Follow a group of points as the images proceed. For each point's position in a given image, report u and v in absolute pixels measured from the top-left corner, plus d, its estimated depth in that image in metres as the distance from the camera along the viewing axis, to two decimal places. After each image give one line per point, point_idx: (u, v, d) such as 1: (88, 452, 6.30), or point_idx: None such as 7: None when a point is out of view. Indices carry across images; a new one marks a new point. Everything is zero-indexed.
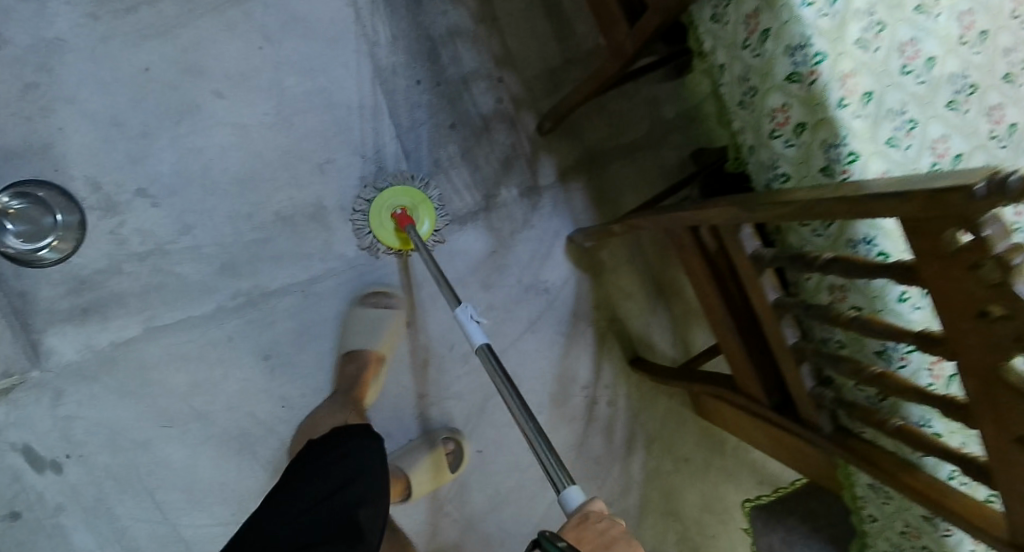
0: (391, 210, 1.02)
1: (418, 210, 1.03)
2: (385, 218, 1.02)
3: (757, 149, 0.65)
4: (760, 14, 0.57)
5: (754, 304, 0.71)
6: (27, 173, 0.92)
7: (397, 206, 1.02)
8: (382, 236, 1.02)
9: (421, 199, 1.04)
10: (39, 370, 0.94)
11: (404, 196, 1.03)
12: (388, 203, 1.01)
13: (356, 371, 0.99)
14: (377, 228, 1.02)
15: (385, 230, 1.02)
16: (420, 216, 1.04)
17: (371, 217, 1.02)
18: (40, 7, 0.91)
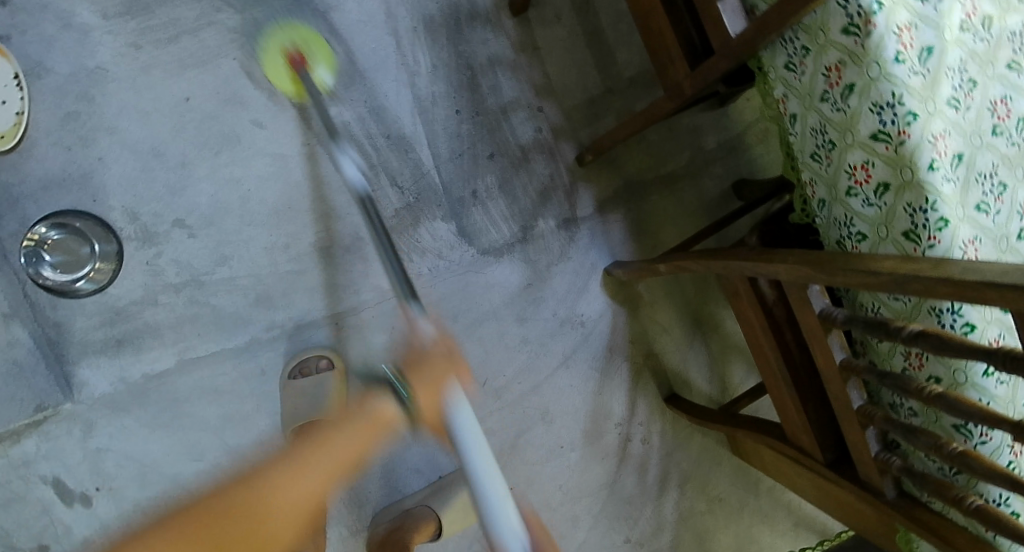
0: (282, 50, 0.96)
1: (311, 49, 0.96)
2: (274, 57, 0.96)
3: (829, 203, 0.62)
4: (844, 67, 0.53)
5: (817, 362, 0.68)
6: (66, 204, 0.91)
7: (288, 46, 0.96)
8: (274, 79, 0.96)
9: (311, 34, 0.96)
10: (72, 402, 0.93)
11: (294, 36, 0.96)
12: (277, 43, 0.95)
13: (313, 439, 0.88)
14: (266, 62, 0.96)
15: (276, 71, 0.96)
16: (315, 52, 0.96)
17: (262, 57, 0.96)
18: (83, 37, 0.91)
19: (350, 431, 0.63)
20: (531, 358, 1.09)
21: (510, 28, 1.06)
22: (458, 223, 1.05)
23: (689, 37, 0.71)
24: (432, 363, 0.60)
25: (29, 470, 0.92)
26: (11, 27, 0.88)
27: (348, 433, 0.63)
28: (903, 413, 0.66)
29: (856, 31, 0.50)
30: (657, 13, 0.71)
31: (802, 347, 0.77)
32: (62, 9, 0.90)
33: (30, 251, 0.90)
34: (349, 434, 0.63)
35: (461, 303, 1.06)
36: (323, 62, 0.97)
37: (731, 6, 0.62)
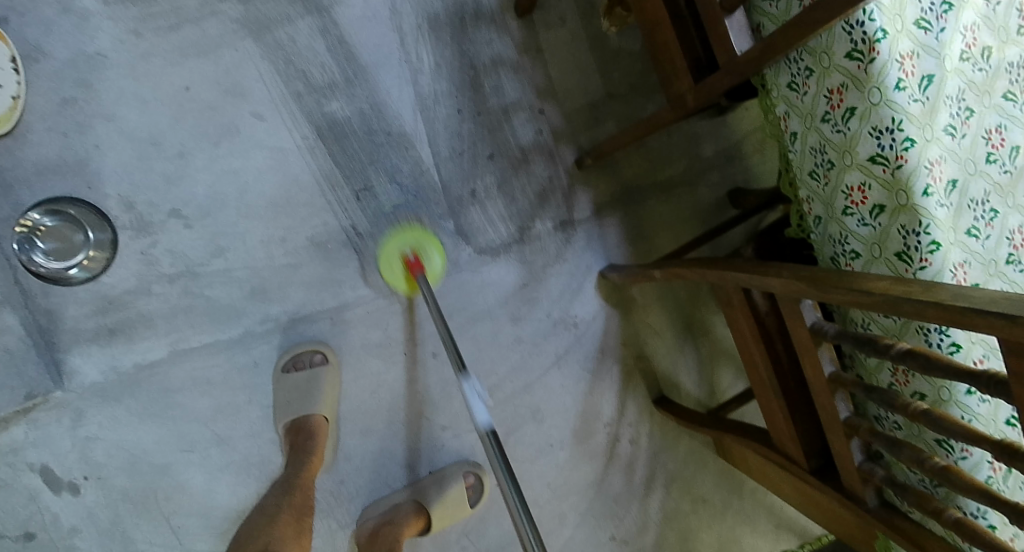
0: (400, 254, 1.01)
1: (425, 247, 1.03)
2: (393, 261, 1.02)
3: (825, 220, 0.64)
4: (846, 91, 0.55)
5: (806, 373, 0.70)
6: (60, 190, 0.90)
7: (405, 249, 1.01)
8: (393, 284, 1.03)
9: (425, 235, 1.03)
10: (62, 391, 0.92)
11: (411, 238, 1.03)
12: (395, 251, 1.02)
13: (303, 440, 0.91)
14: (387, 276, 1.02)
15: (395, 276, 1.02)
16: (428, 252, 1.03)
17: (381, 265, 1.02)
18: (82, 22, 0.90)
19: None
20: (524, 358, 1.10)
21: (514, 29, 1.06)
22: (456, 222, 1.05)
23: (695, 51, 0.72)
24: None
25: (16, 457, 0.92)
26: (9, 8, 0.88)
27: None
28: (888, 426, 0.68)
29: (860, 57, 0.52)
30: (665, 26, 0.72)
31: (792, 358, 0.79)
32: None
33: (23, 237, 0.89)
34: None
35: (457, 301, 1.06)
36: (436, 257, 1.04)
37: (737, 23, 0.63)
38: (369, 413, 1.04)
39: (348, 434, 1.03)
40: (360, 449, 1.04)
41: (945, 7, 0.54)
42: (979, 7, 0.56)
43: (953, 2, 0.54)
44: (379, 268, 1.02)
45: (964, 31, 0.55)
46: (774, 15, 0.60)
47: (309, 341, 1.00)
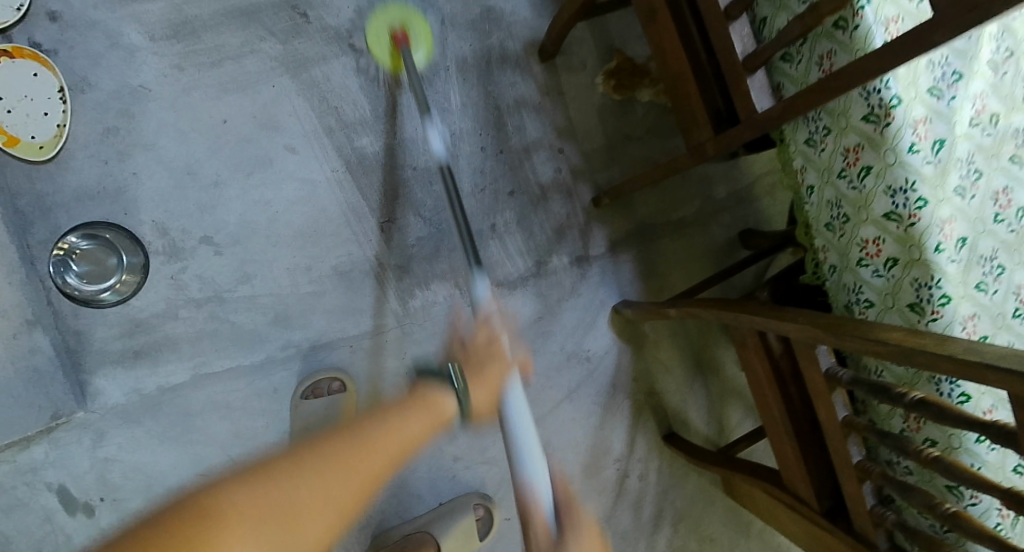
0: (389, 28, 1.04)
1: (413, 26, 1.05)
2: (381, 36, 1.03)
3: (840, 269, 0.67)
4: (861, 150, 0.59)
5: (819, 416, 0.72)
6: (97, 216, 0.94)
7: (394, 26, 1.04)
8: (378, 58, 1.04)
9: (413, 17, 1.05)
10: (85, 411, 0.94)
11: (399, 14, 1.05)
12: (384, 26, 1.03)
13: None
14: (374, 46, 1.03)
15: (382, 53, 1.03)
16: (416, 32, 1.05)
17: (369, 40, 1.03)
18: (129, 57, 0.95)
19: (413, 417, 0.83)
20: (538, 390, 1.12)
21: (538, 73, 1.11)
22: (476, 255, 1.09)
23: (716, 104, 0.76)
24: (487, 359, 0.89)
25: (35, 476, 0.93)
26: (61, 43, 0.93)
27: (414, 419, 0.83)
28: (899, 471, 0.71)
29: (875, 120, 0.56)
30: (688, 80, 0.76)
31: (804, 400, 0.82)
32: (112, 29, 0.94)
33: (58, 260, 0.92)
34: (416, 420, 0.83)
35: None
36: (423, 38, 1.05)
37: (759, 81, 0.67)
38: None
39: None
40: None
41: (956, 77, 0.58)
42: (988, 78, 0.60)
43: (962, 72, 0.58)
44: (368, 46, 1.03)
45: (974, 99, 0.59)
46: (794, 76, 0.65)
47: (328, 368, 1.02)
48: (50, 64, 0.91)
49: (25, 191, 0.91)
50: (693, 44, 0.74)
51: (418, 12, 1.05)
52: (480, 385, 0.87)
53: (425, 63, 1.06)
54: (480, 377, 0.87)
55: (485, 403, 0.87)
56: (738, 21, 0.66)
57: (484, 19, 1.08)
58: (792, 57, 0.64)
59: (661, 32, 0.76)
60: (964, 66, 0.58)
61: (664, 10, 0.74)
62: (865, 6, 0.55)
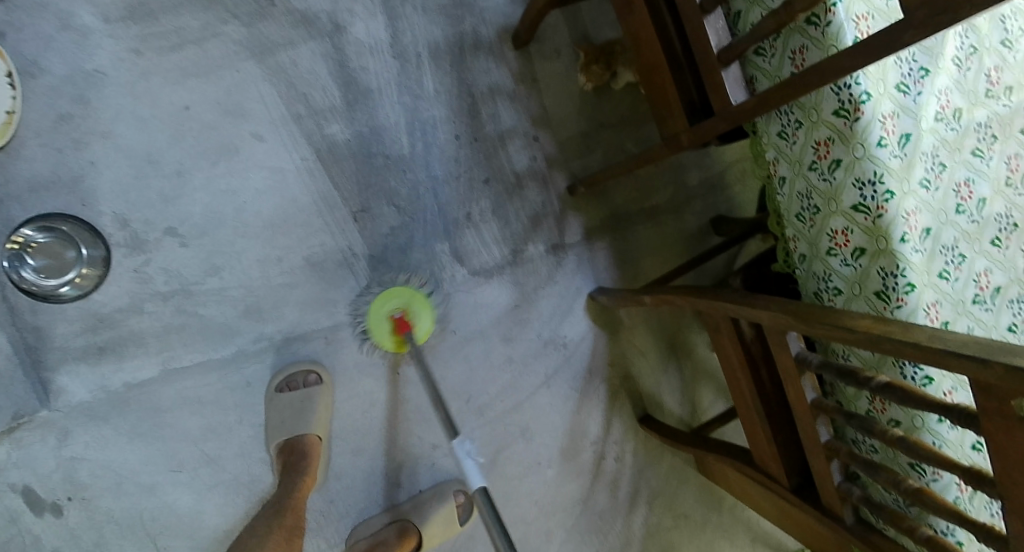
0: (388, 316, 1.03)
1: (415, 308, 1.05)
2: (382, 323, 1.03)
3: (809, 259, 0.69)
4: (832, 144, 0.60)
5: (790, 399, 0.75)
6: (52, 206, 0.89)
7: (395, 310, 1.03)
8: (381, 344, 1.03)
9: (413, 294, 1.04)
10: (48, 410, 0.91)
11: (402, 299, 1.04)
12: (386, 311, 1.02)
13: (296, 459, 0.92)
14: (376, 335, 1.03)
15: (382, 337, 1.03)
16: (418, 315, 1.05)
17: (370, 325, 1.02)
18: (81, 39, 0.90)
19: None
20: (515, 378, 1.13)
21: (511, 59, 1.10)
22: (451, 245, 1.08)
23: (691, 93, 0.76)
24: None
25: None
26: (6, 23, 0.87)
27: None
28: (865, 449, 0.74)
29: (846, 115, 0.58)
30: (663, 69, 0.76)
31: (776, 383, 0.84)
32: (61, 9, 0.89)
33: (13, 254, 0.87)
34: None
35: (449, 321, 1.09)
36: (427, 320, 1.06)
37: (733, 74, 0.67)
38: (360, 432, 1.05)
39: (340, 453, 1.04)
40: (351, 468, 1.05)
41: (922, 74, 0.60)
42: (952, 74, 0.62)
43: (928, 69, 0.60)
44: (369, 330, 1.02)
45: (939, 95, 0.61)
46: (768, 71, 0.65)
47: (303, 360, 1.00)
48: None
49: None
50: (669, 33, 0.74)
51: None
52: None
53: (427, 332, 1.07)
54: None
55: None
56: (713, 14, 0.66)
57: (456, 4, 1.06)
58: (766, 52, 0.65)
59: (636, 21, 0.76)
60: (930, 63, 0.60)
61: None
62: (837, 3, 0.56)
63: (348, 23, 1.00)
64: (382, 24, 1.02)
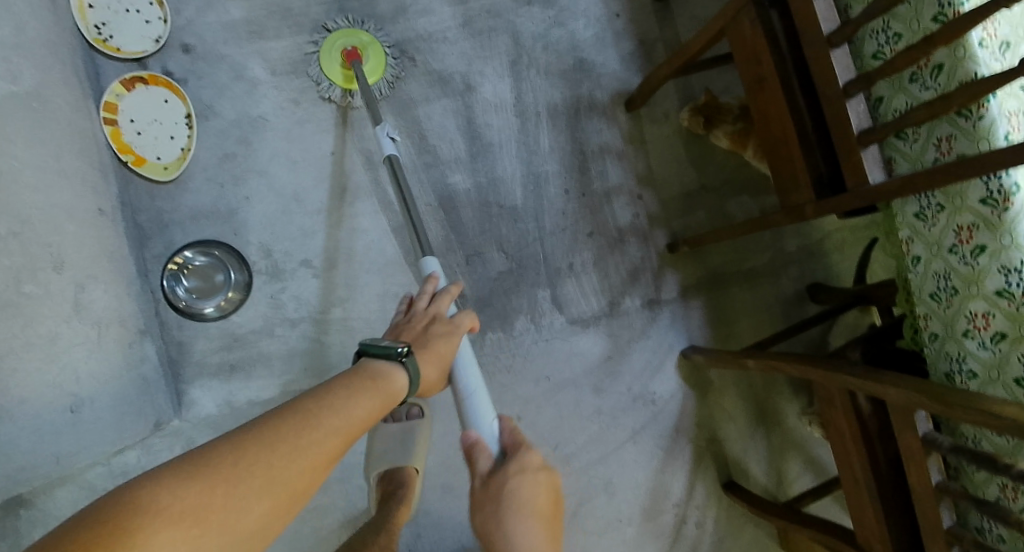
0: (342, 47, 1.03)
1: (367, 49, 1.04)
2: (334, 51, 1.03)
3: (942, 338, 0.70)
4: (976, 230, 0.62)
5: (911, 479, 0.73)
6: (208, 234, 1.00)
7: (348, 44, 1.03)
8: (327, 72, 1.03)
9: (372, 40, 1.04)
10: (179, 419, 0.97)
11: (358, 38, 1.04)
12: (340, 41, 1.03)
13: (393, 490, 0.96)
14: (324, 62, 1.03)
15: (332, 66, 1.03)
16: (370, 56, 1.04)
17: (322, 51, 1.03)
18: (251, 88, 1.02)
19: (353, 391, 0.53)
20: (603, 428, 1.14)
21: (623, 121, 1.16)
22: (553, 292, 1.13)
23: (819, 168, 0.79)
24: (430, 336, 0.68)
25: (126, 481, 0.95)
26: (190, 72, 1.00)
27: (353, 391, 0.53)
28: (992, 539, 0.71)
29: (993, 204, 0.60)
30: (793, 145, 0.79)
31: (890, 463, 0.82)
32: (237, 62, 1.02)
33: (171, 274, 0.98)
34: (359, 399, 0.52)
35: (545, 366, 1.12)
36: (376, 65, 1.04)
37: (872, 156, 0.70)
38: (452, 467, 1.08)
39: (430, 488, 1.07)
40: (441, 503, 1.07)
41: None
42: None
43: None
44: (319, 56, 1.03)
45: None
46: (908, 153, 0.69)
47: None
48: (180, 92, 0.98)
49: (145, 207, 0.98)
50: (801, 110, 0.78)
51: (515, 59, 1.12)
52: (430, 360, 0.64)
53: (375, 80, 1.04)
54: (426, 352, 0.65)
55: (434, 379, 0.65)
56: (855, 99, 0.70)
57: (576, 70, 1.14)
58: (908, 136, 0.68)
59: (768, 98, 0.81)
60: None
61: (774, 80, 0.78)
62: (992, 100, 0.60)
63: (478, 83, 1.10)
64: (508, 85, 1.11)
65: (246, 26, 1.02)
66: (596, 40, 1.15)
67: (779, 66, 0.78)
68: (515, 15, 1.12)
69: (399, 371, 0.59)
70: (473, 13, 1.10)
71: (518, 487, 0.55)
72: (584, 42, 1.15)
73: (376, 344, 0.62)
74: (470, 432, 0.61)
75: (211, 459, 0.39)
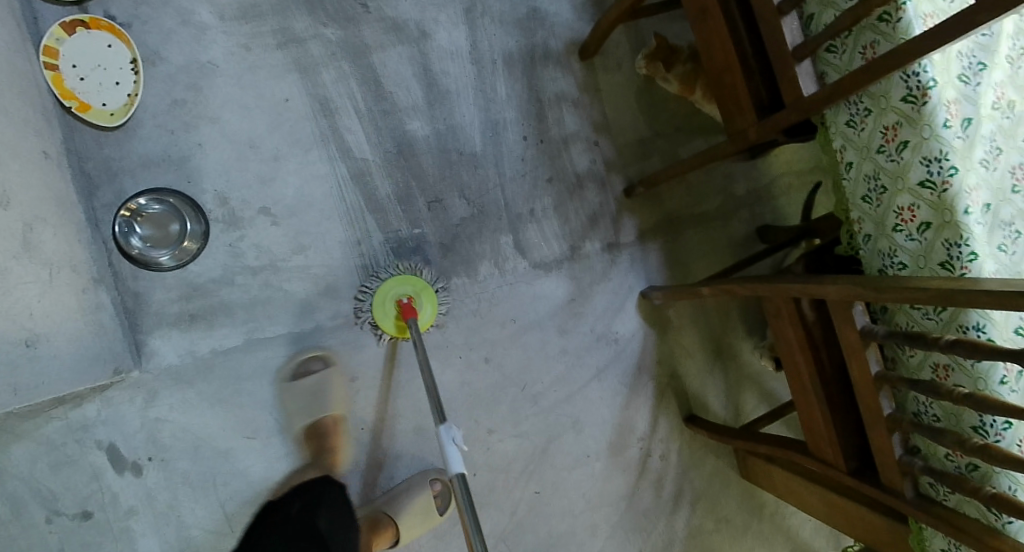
0: (394, 300, 1.04)
1: (421, 298, 1.06)
2: (387, 305, 1.04)
3: (874, 238, 0.75)
4: (899, 128, 0.67)
5: (853, 372, 0.79)
6: (161, 182, 0.98)
7: (401, 296, 1.04)
8: (381, 325, 1.04)
9: (424, 286, 1.06)
10: (139, 370, 0.95)
11: (410, 286, 1.05)
12: (393, 293, 1.04)
13: (321, 439, 1.01)
14: (379, 319, 1.04)
15: (386, 317, 1.04)
16: (424, 301, 1.06)
17: (374, 306, 1.04)
18: (199, 34, 1.00)
19: None
20: (569, 369, 1.17)
21: (576, 70, 1.20)
22: (515, 237, 1.15)
23: (760, 92, 0.84)
24: None
25: (86, 434, 0.94)
26: (134, 16, 0.98)
27: None
28: (928, 420, 0.77)
29: (914, 100, 0.65)
30: (735, 71, 0.84)
31: (835, 367, 0.88)
32: (183, 7, 1.00)
33: (124, 221, 0.96)
34: None
35: (511, 310, 1.14)
36: (430, 314, 1.06)
37: (805, 70, 0.75)
38: (423, 411, 1.09)
39: (401, 431, 1.08)
40: (412, 447, 1.08)
41: (981, 66, 0.67)
42: (1006, 70, 0.69)
43: (987, 64, 0.67)
44: (372, 312, 1.04)
45: (995, 87, 0.68)
46: (838, 65, 0.73)
47: (318, 348, 1.04)
48: (125, 37, 0.96)
49: (93, 154, 0.96)
50: (741, 37, 0.83)
51: (469, 8, 1.13)
52: None
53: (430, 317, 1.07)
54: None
55: None
56: (789, 19, 0.75)
57: (529, 19, 1.17)
58: (837, 48, 0.72)
59: (711, 28, 0.85)
60: (988, 59, 0.68)
61: (715, 8, 0.83)
62: (908, 2, 0.65)
63: (433, 32, 1.12)
64: (462, 33, 1.13)
65: None
66: None
67: None
68: None
69: None
70: None
71: None
72: None
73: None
74: None
75: None
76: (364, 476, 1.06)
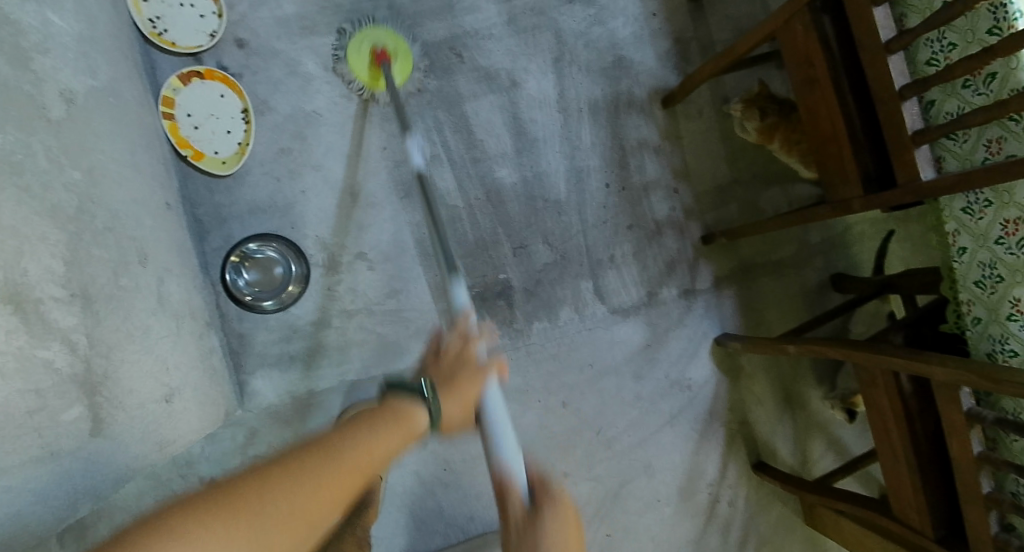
0: (372, 45, 1.04)
1: (397, 54, 1.05)
2: (363, 48, 1.04)
3: (985, 322, 0.76)
4: (1021, 223, 0.68)
5: (953, 450, 0.80)
6: (266, 227, 1.02)
7: (378, 44, 1.04)
8: (353, 66, 1.04)
9: (402, 46, 1.06)
10: (241, 410, 1.00)
11: (387, 41, 1.05)
12: (369, 41, 1.04)
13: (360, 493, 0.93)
14: (352, 54, 1.03)
15: (359, 60, 1.04)
16: (398, 61, 1.05)
17: (350, 45, 1.03)
18: (305, 83, 1.04)
19: (380, 427, 0.57)
20: (642, 413, 1.19)
21: (659, 118, 1.20)
22: (595, 282, 1.17)
23: (867, 166, 0.85)
24: (459, 367, 0.68)
25: (189, 470, 0.99)
26: (244, 66, 1.01)
27: (380, 428, 0.57)
28: None
29: None
30: (844, 144, 0.84)
31: (928, 438, 0.88)
32: (291, 58, 1.03)
33: (234, 267, 1.00)
34: (382, 431, 0.57)
35: (589, 354, 1.17)
36: (403, 70, 1.06)
37: (924, 154, 0.75)
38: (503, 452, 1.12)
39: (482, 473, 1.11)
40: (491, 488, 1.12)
41: None
42: None
43: None
44: (346, 49, 1.03)
45: None
46: (958, 153, 0.74)
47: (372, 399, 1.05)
48: (236, 86, 0.98)
49: (203, 201, 1.00)
50: (851, 111, 0.83)
51: (558, 57, 1.15)
52: (452, 398, 0.64)
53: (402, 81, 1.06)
54: (453, 390, 0.65)
55: (458, 418, 0.64)
56: (909, 102, 0.74)
57: (615, 67, 1.18)
58: (957, 137, 0.74)
59: (819, 99, 0.85)
60: None
61: (827, 81, 0.83)
62: None
63: (523, 80, 1.13)
64: (551, 82, 1.15)
65: (299, 21, 1.04)
66: (634, 37, 1.19)
67: (832, 69, 0.83)
68: (558, 12, 1.15)
69: (420, 408, 0.62)
70: (518, 10, 1.13)
71: (549, 521, 0.57)
72: (623, 39, 1.18)
73: (404, 383, 0.66)
74: (500, 464, 0.61)
75: (236, 483, 0.45)
76: (444, 516, 1.09)
